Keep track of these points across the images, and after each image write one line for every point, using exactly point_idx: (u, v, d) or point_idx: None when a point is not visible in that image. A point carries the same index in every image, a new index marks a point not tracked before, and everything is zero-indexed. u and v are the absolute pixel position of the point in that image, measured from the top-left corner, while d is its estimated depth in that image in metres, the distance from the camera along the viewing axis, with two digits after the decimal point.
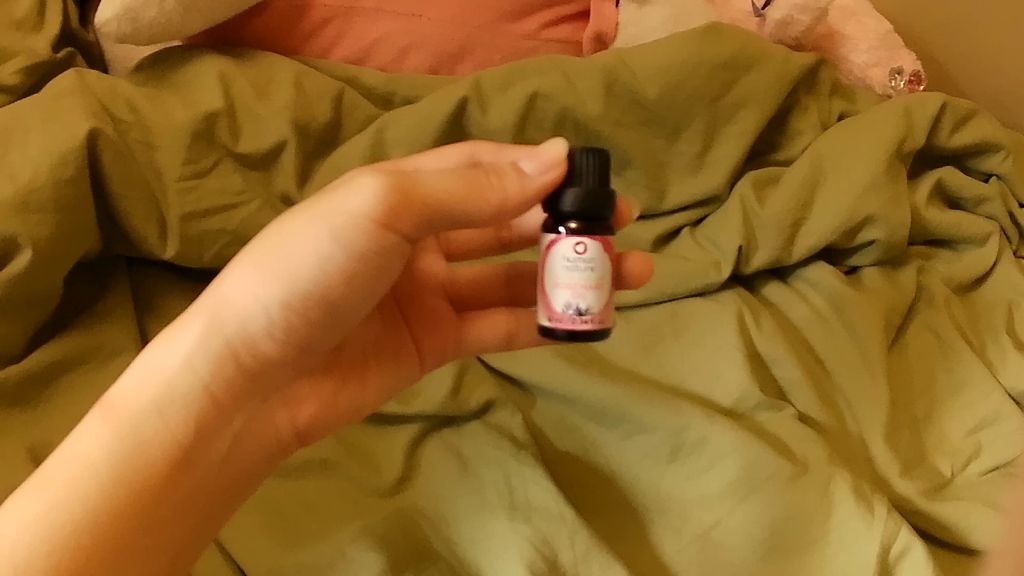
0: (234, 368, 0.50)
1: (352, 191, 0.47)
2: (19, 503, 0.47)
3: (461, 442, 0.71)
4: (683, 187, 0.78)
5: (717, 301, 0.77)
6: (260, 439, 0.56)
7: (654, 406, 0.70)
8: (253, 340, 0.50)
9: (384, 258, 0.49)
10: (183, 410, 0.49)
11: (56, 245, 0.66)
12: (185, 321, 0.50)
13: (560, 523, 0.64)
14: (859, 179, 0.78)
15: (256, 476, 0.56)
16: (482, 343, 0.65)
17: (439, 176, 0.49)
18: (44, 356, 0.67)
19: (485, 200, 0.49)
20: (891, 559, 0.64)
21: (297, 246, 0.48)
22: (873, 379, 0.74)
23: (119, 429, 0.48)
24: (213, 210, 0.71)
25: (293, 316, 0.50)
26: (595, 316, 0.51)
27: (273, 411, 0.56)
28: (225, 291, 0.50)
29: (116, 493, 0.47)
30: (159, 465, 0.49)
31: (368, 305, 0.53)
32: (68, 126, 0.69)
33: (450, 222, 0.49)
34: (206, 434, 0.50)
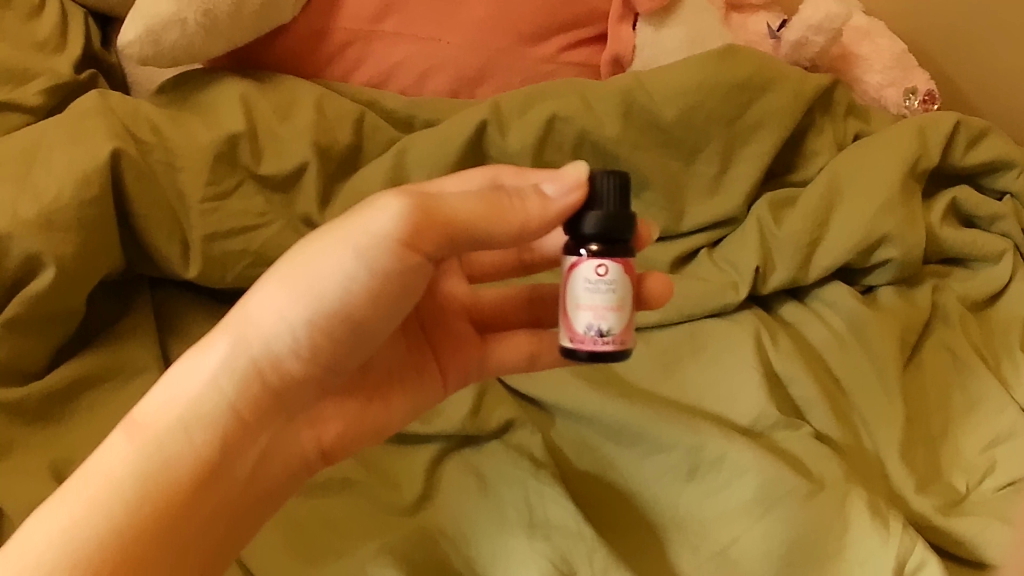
0: (258, 387, 0.50)
1: (376, 211, 0.48)
2: (43, 517, 0.46)
3: (482, 461, 0.71)
4: (701, 208, 0.79)
5: (734, 321, 0.77)
6: (283, 459, 0.56)
7: (673, 425, 0.71)
8: (278, 360, 0.51)
9: (407, 279, 0.50)
10: (208, 428, 0.49)
11: (80, 263, 0.67)
12: (210, 341, 0.50)
13: (579, 541, 0.64)
14: (875, 199, 0.79)
15: (280, 496, 0.56)
16: (504, 364, 0.66)
17: (462, 198, 0.50)
18: (66, 373, 0.68)
19: (508, 222, 0.50)
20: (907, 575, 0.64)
21: (321, 264, 0.49)
22: (889, 397, 0.74)
23: (145, 447, 0.48)
24: (236, 230, 0.72)
25: (318, 334, 0.50)
26: (616, 337, 0.52)
27: (297, 431, 0.56)
28: (250, 311, 0.50)
29: (143, 508, 0.47)
30: (186, 481, 0.48)
31: (390, 325, 0.53)
32: (92, 146, 0.70)
33: (472, 243, 0.50)
34: (231, 452, 0.51)
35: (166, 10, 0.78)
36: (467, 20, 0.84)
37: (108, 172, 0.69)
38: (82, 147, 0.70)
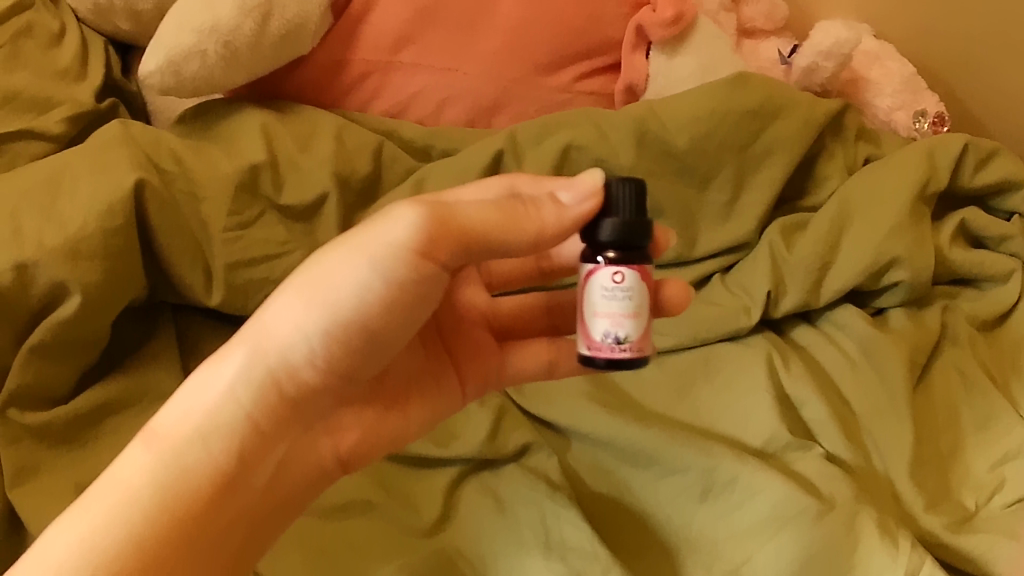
0: (275, 397, 0.52)
1: (392, 222, 0.49)
2: (63, 529, 0.47)
3: (500, 483, 0.72)
4: (714, 234, 0.80)
5: (747, 345, 0.79)
6: (302, 467, 0.56)
7: (687, 447, 0.72)
8: (295, 370, 0.52)
9: (422, 288, 0.52)
10: (226, 438, 0.51)
11: (105, 291, 0.69)
12: (227, 352, 0.52)
13: (594, 562, 0.66)
14: (883, 223, 0.80)
15: (300, 501, 0.57)
16: (523, 371, 0.67)
17: (479, 207, 0.51)
18: (91, 398, 0.69)
19: (523, 230, 0.51)
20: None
21: (336, 275, 0.50)
22: (900, 419, 0.76)
23: (163, 456, 0.49)
24: (259, 258, 0.73)
25: (333, 344, 0.52)
26: (634, 344, 0.52)
27: (316, 439, 0.57)
28: (267, 322, 0.51)
29: (161, 520, 0.48)
30: (203, 491, 0.50)
31: (407, 333, 0.55)
32: (116, 176, 0.71)
33: (489, 252, 0.51)
34: (249, 460, 0.52)
35: (188, 42, 0.80)
36: (484, 51, 0.86)
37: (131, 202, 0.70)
38: (106, 176, 0.72)
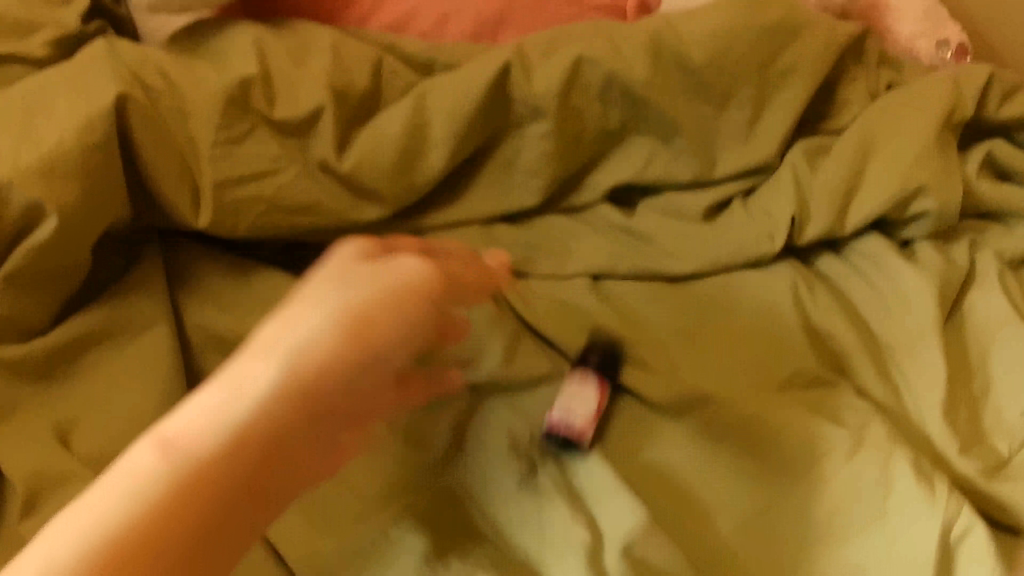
0: (302, 398, 0.44)
1: (342, 284, 0.48)
2: (41, 547, 0.37)
3: (511, 419, 0.68)
4: (736, 154, 0.75)
5: (771, 274, 0.75)
6: (293, 488, 0.45)
7: (708, 380, 0.69)
8: (324, 376, 0.45)
9: (397, 318, 0.49)
10: (234, 442, 0.41)
11: (84, 212, 0.63)
12: (225, 371, 0.44)
13: (619, 503, 0.63)
14: (910, 149, 0.75)
15: (286, 503, 0.45)
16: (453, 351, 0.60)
17: (394, 265, 0.50)
18: (69, 334, 0.65)
19: (422, 281, 0.51)
20: (953, 539, 0.61)
21: (323, 294, 0.47)
22: (933, 350, 0.71)
23: (173, 460, 0.40)
24: (248, 176, 0.67)
25: (351, 343, 0.46)
26: None
27: (314, 480, 0.47)
28: (268, 332, 0.45)
29: (171, 514, 0.39)
30: (217, 504, 0.41)
31: (394, 368, 0.50)
32: (95, 90, 0.65)
33: (410, 324, 0.50)
34: (259, 480, 0.42)
35: None
36: None
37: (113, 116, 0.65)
38: (86, 90, 0.66)
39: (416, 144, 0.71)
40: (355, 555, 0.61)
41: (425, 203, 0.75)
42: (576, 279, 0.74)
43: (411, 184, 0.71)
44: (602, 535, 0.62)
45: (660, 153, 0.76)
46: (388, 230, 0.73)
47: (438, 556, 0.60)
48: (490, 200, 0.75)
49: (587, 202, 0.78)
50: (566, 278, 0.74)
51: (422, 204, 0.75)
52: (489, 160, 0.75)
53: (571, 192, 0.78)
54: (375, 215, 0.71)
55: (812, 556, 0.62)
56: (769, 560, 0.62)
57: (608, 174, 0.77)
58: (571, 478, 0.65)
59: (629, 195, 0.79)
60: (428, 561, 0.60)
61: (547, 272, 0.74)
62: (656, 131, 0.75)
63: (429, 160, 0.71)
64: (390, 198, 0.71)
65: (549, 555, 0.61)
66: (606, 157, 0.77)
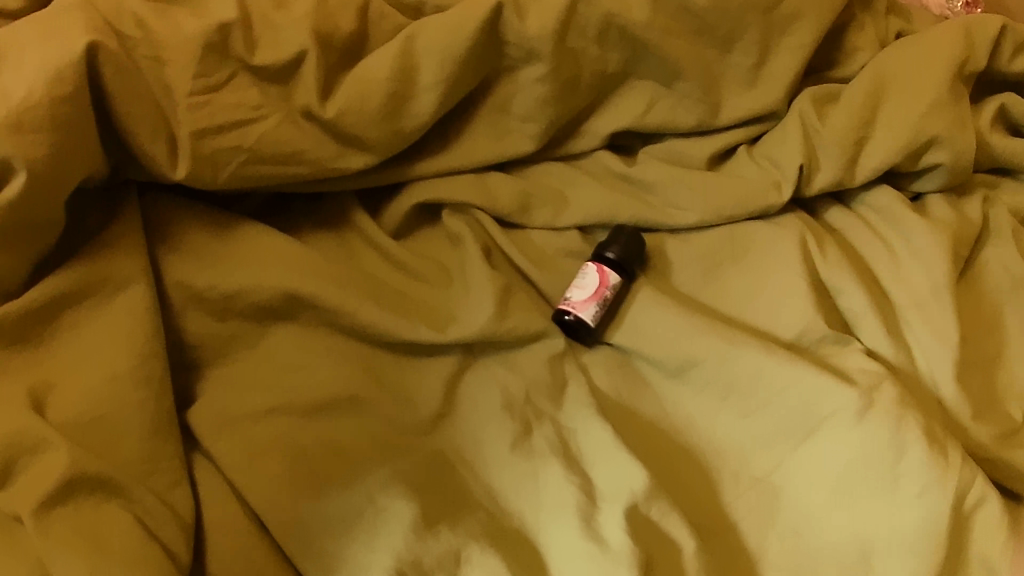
0: None
1: None
2: None
3: (505, 375, 0.65)
4: (738, 100, 0.74)
5: (777, 224, 0.71)
6: None
7: (711, 338, 0.64)
8: None
9: None
10: None
11: (53, 171, 0.56)
12: None
13: (635, 469, 0.59)
14: (924, 97, 0.71)
15: None
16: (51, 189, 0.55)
17: None
18: (45, 291, 0.59)
19: None
20: (966, 511, 0.59)
21: None
22: (946, 313, 0.67)
23: None
24: (229, 125, 0.63)
25: None
26: None
27: None
28: None
29: None
30: None
31: None
32: (62, 34, 0.57)
33: None
34: None
35: None
36: None
37: (83, 65, 0.57)
38: (57, 39, 0.57)
39: (405, 89, 0.67)
40: (341, 522, 0.58)
41: (416, 148, 0.71)
42: (570, 231, 0.72)
43: (396, 130, 0.67)
44: (597, 495, 0.59)
45: (663, 96, 0.73)
46: (379, 177, 0.70)
47: (427, 526, 0.57)
48: (484, 148, 0.72)
49: (584, 150, 0.75)
50: (562, 229, 0.72)
51: (413, 150, 0.72)
52: (482, 105, 0.71)
53: (566, 140, 0.75)
54: (359, 162, 0.68)
55: (818, 525, 0.60)
56: (773, 530, 0.61)
57: (608, 120, 0.74)
58: (567, 440, 0.62)
59: (629, 143, 0.77)
60: (416, 529, 0.57)
61: (545, 222, 0.72)
62: (655, 74, 0.72)
63: (418, 104, 0.67)
64: (381, 145, 0.68)
65: (544, 519, 0.59)
66: (606, 102, 0.74)
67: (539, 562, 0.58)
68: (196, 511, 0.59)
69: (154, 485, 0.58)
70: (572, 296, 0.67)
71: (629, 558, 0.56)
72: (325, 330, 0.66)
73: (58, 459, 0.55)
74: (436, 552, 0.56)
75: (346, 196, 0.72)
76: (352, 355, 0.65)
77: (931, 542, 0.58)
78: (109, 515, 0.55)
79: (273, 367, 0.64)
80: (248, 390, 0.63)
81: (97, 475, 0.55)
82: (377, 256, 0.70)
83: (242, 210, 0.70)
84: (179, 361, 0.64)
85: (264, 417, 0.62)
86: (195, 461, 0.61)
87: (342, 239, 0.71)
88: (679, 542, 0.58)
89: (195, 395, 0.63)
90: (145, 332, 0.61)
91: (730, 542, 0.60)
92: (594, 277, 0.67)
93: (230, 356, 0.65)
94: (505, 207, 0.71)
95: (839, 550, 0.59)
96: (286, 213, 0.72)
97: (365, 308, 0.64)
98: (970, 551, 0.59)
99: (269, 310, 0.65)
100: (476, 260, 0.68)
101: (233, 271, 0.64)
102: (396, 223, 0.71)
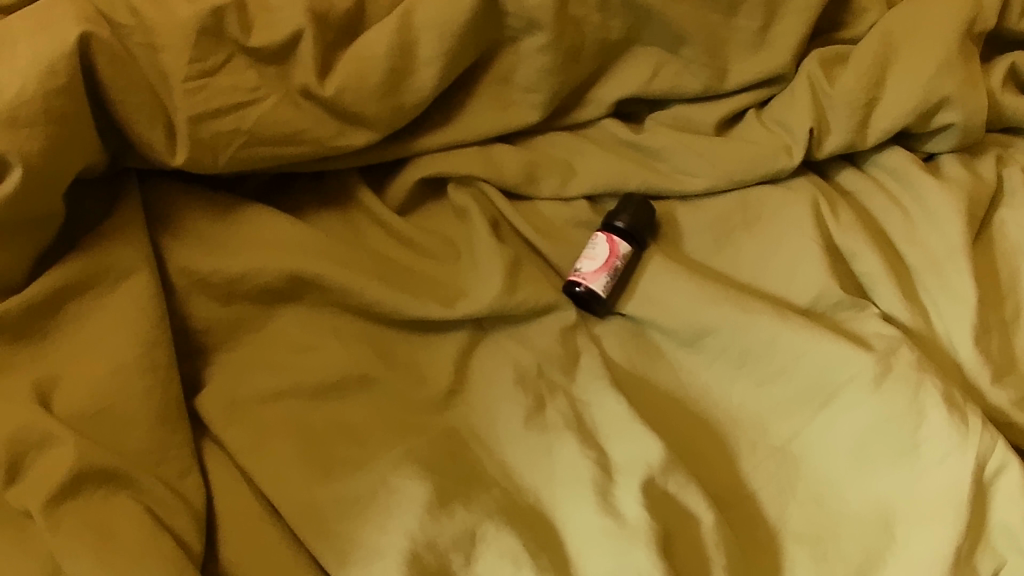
0: None
1: None
2: None
3: (517, 348, 0.64)
4: (746, 65, 0.72)
5: (789, 188, 0.70)
6: None
7: (725, 305, 0.63)
8: None
9: None
10: None
11: (48, 165, 0.55)
12: None
13: (649, 444, 0.58)
14: (934, 54, 0.70)
15: None
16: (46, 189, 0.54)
17: None
18: (46, 283, 0.58)
19: None
20: (986, 477, 0.58)
21: None
22: (963, 274, 0.65)
23: None
24: (227, 108, 0.62)
25: None
26: None
27: None
28: None
29: None
30: None
31: None
32: (53, 25, 0.56)
33: None
34: None
35: None
36: None
37: (76, 58, 0.56)
38: (47, 31, 0.56)
39: (404, 64, 0.66)
40: (351, 506, 0.57)
41: (419, 123, 0.70)
42: (579, 201, 0.71)
43: (396, 106, 0.66)
44: (613, 469, 0.58)
45: (669, 62, 0.72)
46: (383, 153, 0.69)
47: (441, 505, 0.56)
48: (488, 120, 0.71)
49: (590, 119, 0.74)
50: (571, 199, 0.71)
51: (416, 124, 0.71)
52: (484, 77, 0.70)
53: (572, 109, 0.74)
54: (360, 140, 0.67)
55: (839, 493, 0.60)
56: (792, 499, 0.60)
57: (613, 88, 0.73)
58: (582, 414, 0.61)
59: (636, 110, 0.75)
60: (430, 509, 0.56)
61: (552, 192, 0.71)
62: (660, 40, 0.71)
63: (419, 79, 0.66)
64: (382, 122, 0.67)
65: (559, 493, 0.58)
66: (609, 70, 0.73)
67: (555, 537, 0.57)
68: (207, 499, 0.58)
69: (163, 473, 0.57)
70: (583, 267, 0.65)
71: (645, 533, 0.55)
72: (333, 311, 0.65)
73: (65, 452, 0.54)
74: (451, 531, 0.55)
75: (349, 172, 0.71)
76: (360, 335, 0.64)
77: (953, 508, 0.57)
78: (119, 506, 0.54)
79: (281, 349, 0.63)
80: (257, 374, 0.62)
81: (105, 468, 0.55)
82: (383, 234, 0.69)
83: (244, 191, 0.69)
84: (186, 347, 0.63)
85: (273, 400, 0.61)
86: (204, 448, 0.60)
87: (347, 218, 0.70)
88: (696, 514, 0.57)
89: (204, 379, 0.63)
90: (146, 320, 0.59)
91: (748, 513, 0.59)
92: (604, 247, 0.65)
93: (237, 339, 0.64)
94: (512, 178, 0.70)
95: (861, 517, 0.59)
96: (288, 192, 0.71)
97: (371, 286, 0.63)
98: (993, 517, 0.57)
99: (274, 292, 0.64)
100: (482, 235, 0.67)
101: (236, 255, 0.63)
102: (402, 197, 0.70)
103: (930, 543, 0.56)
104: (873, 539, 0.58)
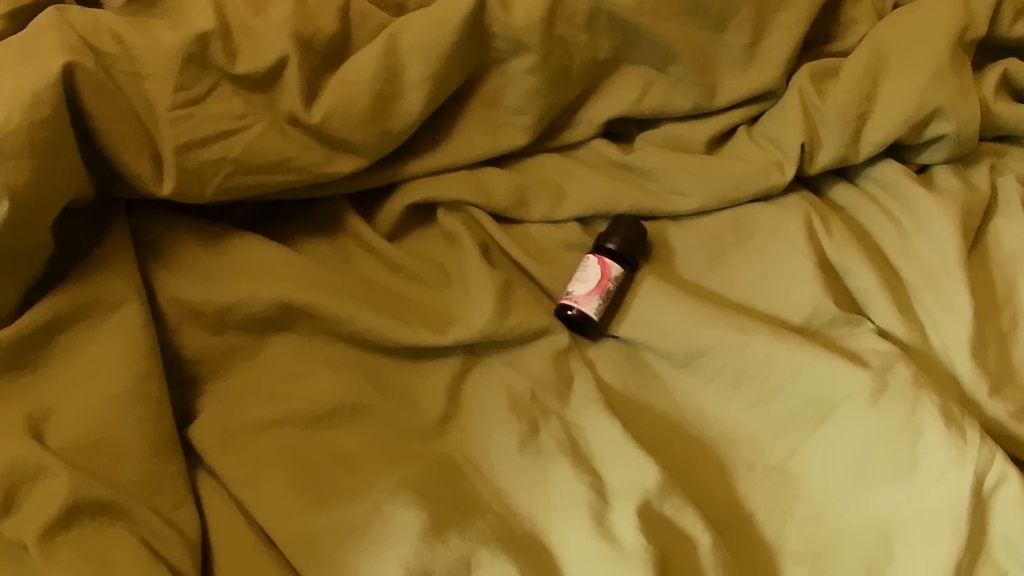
0: None
1: None
2: None
3: (509, 373, 0.63)
4: (735, 81, 0.72)
5: (781, 206, 0.69)
6: None
7: (719, 325, 0.63)
8: None
9: None
10: None
11: (35, 197, 0.55)
12: None
13: (643, 468, 0.58)
14: (924, 65, 0.69)
15: None
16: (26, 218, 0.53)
17: None
18: (37, 315, 0.58)
19: None
20: (986, 490, 0.57)
21: None
22: (959, 288, 0.64)
23: None
24: (212, 137, 0.61)
25: None
26: None
27: None
28: None
29: None
30: None
31: None
32: (36, 58, 0.56)
33: None
34: None
35: None
36: None
37: (60, 88, 0.55)
38: (31, 62, 0.56)
39: (390, 88, 0.65)
40: (345, 533, 0.56)
41: (408, 147, 0.70)
42: (569, 222, 0.70)
43: (385, 130, 0.66)
44: (609, 493, 0.58)
45: (657, 80, 0.72)
46: (372, 178, 0.69)
47: (435, 532, 0.56)
48: (477, 142, 0.70)
49: (579, 139, 0.73)
50: (562, 221, 0.70)
51: (405, 148, 0.70)
52: (473, 99, 0.70)
53: (560, 130, 0.73)
54: (348, 165, 0.66)
55: (837, 510, 0.59)
56: (790, 518, 0.59)
57: (602, 107, 0.72)
58: (577, 437, 0.61)
59: (626, 130, 0.75)
60: (425, 537, 0.55)
61: (542, 215, 0.70)
62: (648, 59, 0.71)
63: (406, 102, 0.66)
64: (369, 147, 0.66)
65: (554, 518, 0.57)
66: (599, 88, 0.72)
67: (551, 562, 0.56)
68: (202, 530, 0.57)
69: (158, 504, 0.57)
70: (574, 290, 0.65)
71: (642, 557, 0.54)
72: (325, 339, 0.65)
73: (58, 484, 0.53)
74: (446, 557, 0.55)
75: (339, 199, 0.70)
76: (353, 363, 0.64)
77: (951, 523, 0.56)
78: (113, 537, 0.54)
79: (273, 378, 0.63)
80: (250, 404, 0.62)
81: (99, 498, 0.54)
82: (374, 261, 0.68)
83: (234, 220, 0.69)
84: (178, 377, 0.63)
85: (266, 429, 0.61)
86: (199, 478, 0.60)
87: (337, 246, 0.70)
88: (694, 537, 0.56)
89: (196, 411, 0.62)
90: (138, 350, 0.59)
91: (746, 534, 0.59)
92: (595, 270, 0.65)
93: (229, 368, 0.63)
94: (501, 202, 0.69)
95: (860, 535, 0.58)
96: (279, 220, 0.71)
97: (362, 313, 0.63)
98: (993, 530, 0.57)
99: (265, 321, 0.64)
100: (473, 259, 0.66)
101: (226, 284, 0.63)
102: (391, 225, 0.70)
103: (929, 560, 0.56)
104: (871, 556, 0.57)
